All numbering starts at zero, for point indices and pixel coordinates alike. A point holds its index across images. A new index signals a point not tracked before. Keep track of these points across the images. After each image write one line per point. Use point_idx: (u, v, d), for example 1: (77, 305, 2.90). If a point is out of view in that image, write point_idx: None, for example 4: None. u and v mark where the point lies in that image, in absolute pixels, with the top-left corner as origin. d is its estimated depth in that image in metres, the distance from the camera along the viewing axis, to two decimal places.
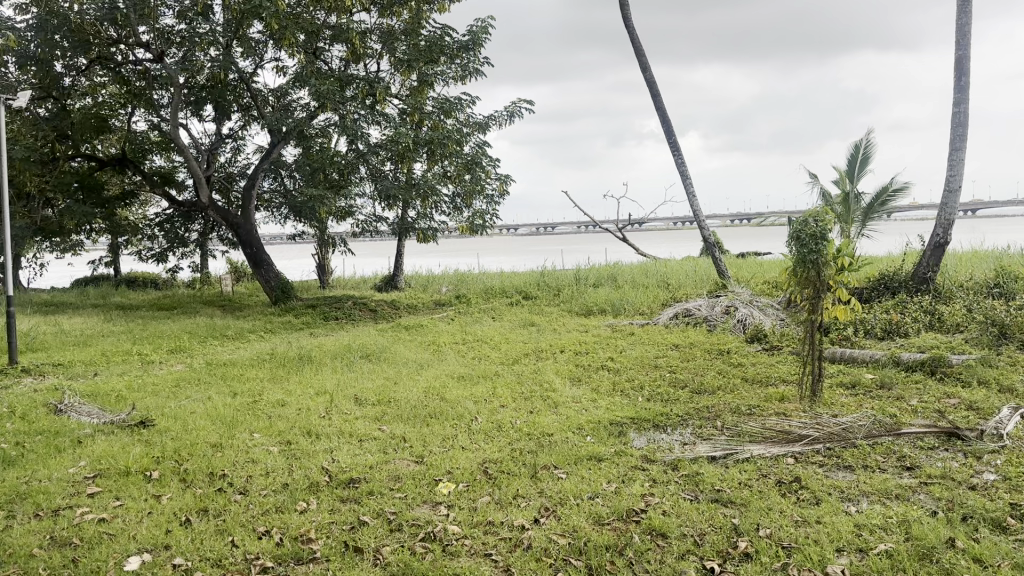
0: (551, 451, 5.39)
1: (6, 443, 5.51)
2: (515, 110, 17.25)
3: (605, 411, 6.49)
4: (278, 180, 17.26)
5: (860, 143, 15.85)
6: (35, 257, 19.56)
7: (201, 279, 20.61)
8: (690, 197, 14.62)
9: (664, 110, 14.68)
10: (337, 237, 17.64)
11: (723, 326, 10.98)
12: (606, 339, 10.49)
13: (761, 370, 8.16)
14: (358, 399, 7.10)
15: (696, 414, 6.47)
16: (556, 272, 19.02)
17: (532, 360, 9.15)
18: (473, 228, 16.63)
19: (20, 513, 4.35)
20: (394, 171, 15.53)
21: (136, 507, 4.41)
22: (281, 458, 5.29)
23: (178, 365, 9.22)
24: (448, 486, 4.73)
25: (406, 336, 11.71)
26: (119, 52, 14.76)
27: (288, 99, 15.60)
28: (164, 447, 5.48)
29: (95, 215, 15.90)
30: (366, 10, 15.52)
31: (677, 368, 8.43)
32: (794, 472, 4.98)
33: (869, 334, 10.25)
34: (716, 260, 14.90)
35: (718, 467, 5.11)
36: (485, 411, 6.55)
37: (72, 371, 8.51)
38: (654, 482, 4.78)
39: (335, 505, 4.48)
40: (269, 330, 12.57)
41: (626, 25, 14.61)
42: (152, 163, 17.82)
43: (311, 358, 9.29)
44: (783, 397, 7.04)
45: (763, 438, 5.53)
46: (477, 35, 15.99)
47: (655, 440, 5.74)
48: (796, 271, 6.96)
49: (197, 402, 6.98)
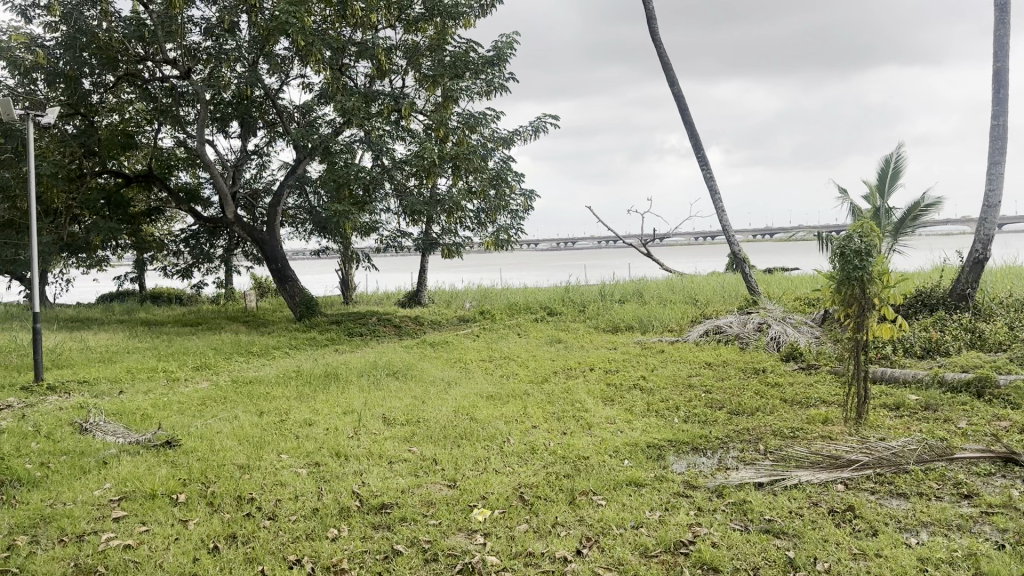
0: (590, 475, 5.19)
1: (31, 463, 5.40)
2: (540, 125, 17.14)
3: (642, 433, 6.27)
4: (303, 196, 17.25)
5: (891, 157, 15.56)
6: (62, 273, 19.59)
7: (225, 294, 20.64)
8: (719, 212, 14.38)
9: (693, 125, 14.47)
10: (361, 252, 17.53)
11: (756, 344, 10.72)
12: (636, 357, 10.28)
13: (800, 391, 7.90)
14: (386, 419, 6.93)
15: (737, 436, 6.24)
16: (581, 288, 18.79)
17: (561, 378, 8.95)
18: (498, 243, 16.46)
19: (45, 538, 4.22)
20: (419, 187, 15.43)
21: (164, 533, 4.27)
22: (310, 480, 5.14)
23: (203, 383, 9.12)
24: (483, 512, 4.55)
25: (432, 352, 11.55)
26: (146, 69, 14.82)
27: (313, 115, 15.60)
28: (190, 469, 5.34)
29: (121, 230, 15.94)
30: (391, 26, 15.48)
31: (713, 387, 8.19)
32: (847, 500, 4.75)
33: (908, 352, 9.94)
34: (746, 276, 14.55)
35: (766, 494, 4.89)
36: (517, 432, 6.36)
37: (97, 389, 8.42)
38: (700, 511, 4.57)
39: (367, 532, 4.31)
40: (294, 346, 12.48)
41: (653, 40, 14.46)
42: (178, 179, 17.92)
43: (337, 375, 9.16)
44: (827, 419, 6.80)
45: (810, 463, 5.30)
46: (502, 51, 15.90)
47: (695, 465, 5.54)
48: (839, 289, 6.74)
49: (223, 422, 6.85)
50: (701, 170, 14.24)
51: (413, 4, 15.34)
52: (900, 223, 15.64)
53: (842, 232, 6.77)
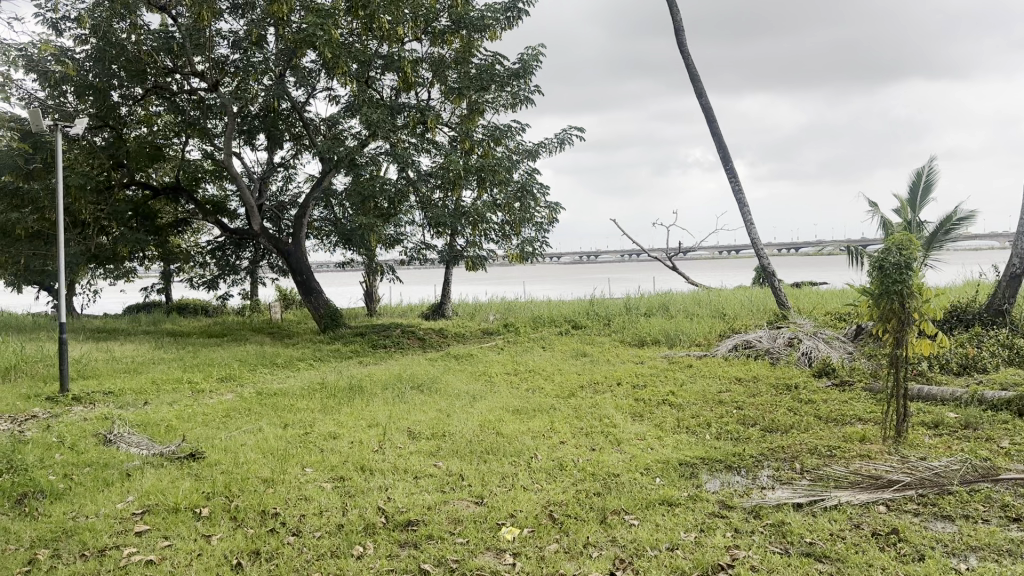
0: (621, 494, 5.04)
1: (54, 475, 5.35)
2: (565, 137, 17.04)
3: (673, 450, 6.11)
4: (329, 209, 17.32)
5: (922, 170, 15.30)
6: (89, 284, 19.78)
7: (251, 306, 20.73)
8: (747, 225, 14.18)
9: (721, 138, 14.31)
10: (385, 265, 17.48)
11: (787, 360, 10.50)
12: (664, 372, 10.10)
13: (835, 408, 7.69)
14: (411, 432, 6.83)
15: (772, 455, 6.06)
16: (606, 301, 18.61)
17: (589, 393, 8.78)
18: (523, 256, 16.33)
19: (66, 552, 4.15)
20: (444, 199, 15.35)
21: (186, 548, 4.18)
22: (335, 495, 5.04)
23: (228, 395, 9.07)
24: (512, 531, 4.41)
25: (457, 365, 11.44)
26: (175, 82, 14.97)
27: (339, 128, 15.65)
28: (214, 482, 5.27)
29: (149, 242, 16.06)
30: (418, 39, 15.48)
31: (744, 404, 7.99)
32: (890, 522, 4.56)
33: (945, 369, 9.67)
34: (775, 289, 14.29)
35: (805, 515, 4.72)
36: (545, 448, 6.22)
37: (122, 400, 8.39)
38: (737, 532, 4.42)
39: (393, 550, 4.20)
40: (319, 358, 12.43)
41: (681, 52, 14.33)
42: (205, 191, 18.06)
43: (361, 388, 9.06)
44: (864, 437, 6.59)
45: (850, 483, 5.11)
46: (528, 63, 15.84)
47: (729, 483, 5.37)
48: (878, 302, 6.55)
49: (247, 434, 6.78)
50: (730, 183, 14.06)
51: (439, 17, 15.35)
52: (932, 237, 15.33)
53: (881, 244, 6.58)
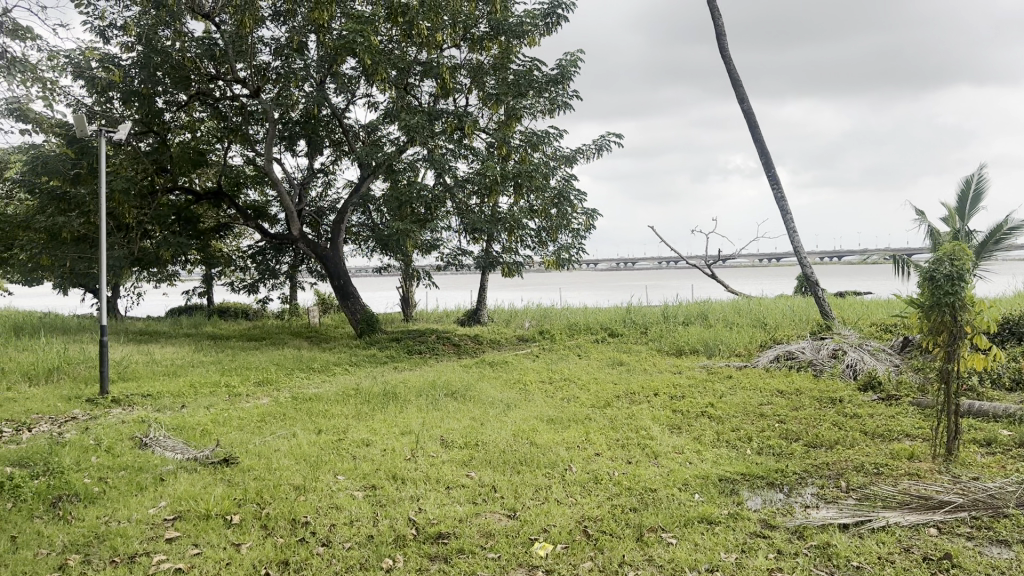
0: (658, 510, 4.89)
1: (89, 478, 5.37)
2: (603, 143, 16.90)
3: (712, 465, 5.93)
4: (366, 214, 17.41)
5: (971, 178, 14.85)
6: (134, 286, 20.14)
7: (289, 310, 20.90)
8: (789, 233, 13.88)
9: (763, 144, 14.04)
10: (422, 270, 17.46)
11: (831, 372, 10.23)
12: (702, 382, 9.89)
13: (882, 423, 7.42)
14: (444, 441, 6.74)
15: (816, 472, 5.85)
16: (643, 308, 18.35)
17: (625, 403, 8.60)
18: (559, 262, 16.14)
19: (97, 558, 4.13)
20: (481, 205, 15.31)
21: (215, 556, 4.14)
22: (366, 504, 4.97)
23: (264, 399, 9.09)
24: (546, 547, 4.29)
25: (491, 373, 11.33)
26: (218, 88, 15.15)
27: (378, 134, 15.69)
28: (246, 488, 5.23)
29: (190, 246, 16.26)
30: (456, 45, 15.46)
31: (786, 417, 7.75)
32: (942, 546, 4.33)
33: (997, 383, 9.31)
34: (819, 298, 13.94)
35: (851, 537, 4.52)
36: (579, 459, 6.08)
37: (159, 403, 8.46)
38: (780, 554, 4.27)
39: (423, 564, 4.12)
40: (354, 363, 12.43)
41: (723, 57, 14.12)
42: (246, 197, 18.27)
43: (395, 395, 9.00)
44: (913, 454, 6.34)
45: (898, 504, 4.89)
46: (566, 69, 15.74)
47: (771, 501, 5.20)
48: (929, 315, 6.30)
49: (281, 439, 6.77)
50: (772, 191, 13.78)
51: (478, 23, 15.29)
52: (982, 246, 14.86)
53: (931, 255, 6.33)
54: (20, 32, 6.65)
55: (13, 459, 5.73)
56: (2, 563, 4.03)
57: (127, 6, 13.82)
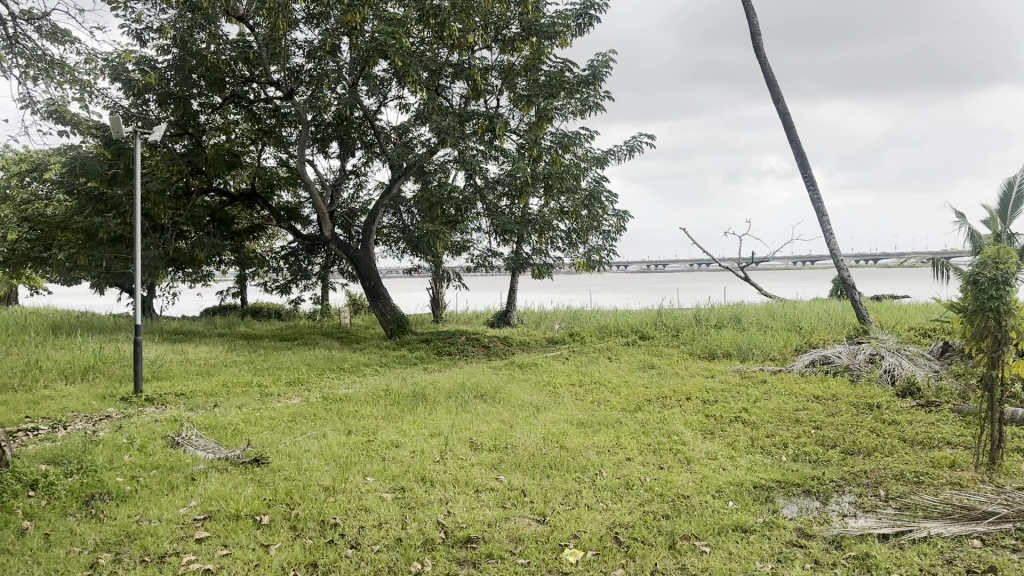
0: (692, 517, 4.79)
1: (122, 477, 5.42)
2: (635, 144, 16.77)
3: (747, 472, 5.80)
4: (397, 215, 17.46)
5: (1014, 180, 14.47)
6: (169, 286, 20.43)
7: (321, 310, 21.05)
8: (825, 235, 13.64)
9: (798, 145, 13.82)
10: (452, 271, 17.45)
11: (867, 377, 10.01)
12: (735, 387, 9.74)
13: (922, 430, 7.23)
14: (474, 443, 6.70)
15: (853, 479, 5.71)
16: (675, 311, 18.16)
17: (656, 407, 8.49)
18: (589, 264, 16.03)
19: (128, 557, 4.14)
20: (511, 207, 15.27)
21: (245, 557, 4.13)
22: (395, 507, 4.94)
23: (295, 399, 9.14)
24: (576, 553, 4.23)
25: (521, 375, 11.28)
26: (252, 91, 15.30)
27: (409, 136, 15.73)
28: (276, 489, 5.23)
29: (224, 247, 16.43)
30: (488, 47, 15.45)
31: (823, 423, 7.59)
32: (987, 559, 4.18)
33: None
34: (856, 302, 13.67)
35: (891, 548, 4.39)
36: (610, 464, 6.01)
37: (192, 402, 8.54)
38: (817, 565, 4.16)
39: (452, 568, 4.08)
40: (384, 364, 12.46)
41: (758, 56, 13.92)
42: (280, 198, 18.44)
43: (425, 396, 8.97)
44: (955, 462, 6.16)
45: (940, 514, 4.74)
46: (598, 69, 15.65)
47: (807, 510, 5.07)
48: (971, 319, 6.11)
49: (311, 440, 6.79)
50: (808, 192, 13.56)
51: (510, 24, 15.25)
52: None
53: (974, 259, 6.14)
54: (59, 35, 6.75)
55: (48, 456, 5.80)
56: (35, 560, 4.06)
57: (164, 9, 14.02)
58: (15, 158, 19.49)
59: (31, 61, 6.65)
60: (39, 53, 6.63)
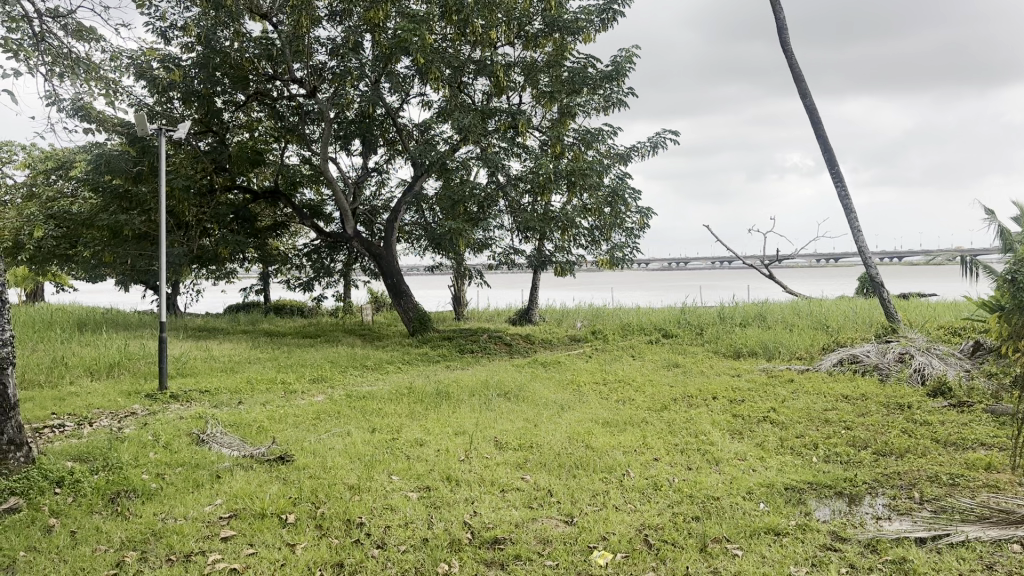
0: (722, 520, 4.70)
1: (148, 474, 5.42)
2: (659, 141, 16.64)
3: (779, 474, 5.69)
4: (419, 213, 17.43)
5: None
6: (194, 284, 20.56)
7: (343, 308, 21.12)
8: (853, 232, 13.44)
9: (825, 142, 13.61)
10: (474, 268, 17.38)
11: (897, 377, 9.82)
12: (763, 386, 9.60)
13: (956, 431, 7.07)
14: (498, 442, 6.64)
15: (887, 481, 5.58)
16: (698, 309, 17.99)
17: (683, 407, 8.37)
18: (613, 261, 15.92)
19: (154, 556, 4.13)
20: (533, 204, 15.15)
21: (271, 557, 4.10)
22: (420, 506, 4.90)
23: (318, 397, 9.12)
24: (605, 556, 4.16)
25: (545, 373, 11.21)
26: (276, 88, 15.34)
27: (431, 133, 15.72)
28: (301, 487, 5.21)
29: (248, 244, 16.48)
30: (510, 43, 15.37)
31: (854, 424, 7.44)
32: None
33: None
34: (885, 300, 13.44)
35: (928, 552, 4.26)
36: (638, 464, 5.92)
37: (217, 399, 8.57)
38: (852, 569, 4.06)
39: (479, 569, 4.02)
40: (408, 361, 12.46)
41: (785, 51, 13.73)
42: (302, 196, 18.51)
43: (448, 394, 8.93)
44: (991, 464, 5.99)
45: (977, 517, 4.60)
46: (621, 65, 15.48)
47: (840, 512, 4.96)
48: (1009, 317, 5.94)
49: (335, 438, 6.75)
50: (836, 188, 13.35)
51: (533, 20, 15.17)
52: None
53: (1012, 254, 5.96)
54: (84, 33, 6.76)
55: (74, 453, 5.81)
56: (61, 558, 4.06)
57: (187, 7, 14.08)
58: (42, 158, 19.72)
59: (57, 59, 6.67)
60: (64, 51, 6.65)
